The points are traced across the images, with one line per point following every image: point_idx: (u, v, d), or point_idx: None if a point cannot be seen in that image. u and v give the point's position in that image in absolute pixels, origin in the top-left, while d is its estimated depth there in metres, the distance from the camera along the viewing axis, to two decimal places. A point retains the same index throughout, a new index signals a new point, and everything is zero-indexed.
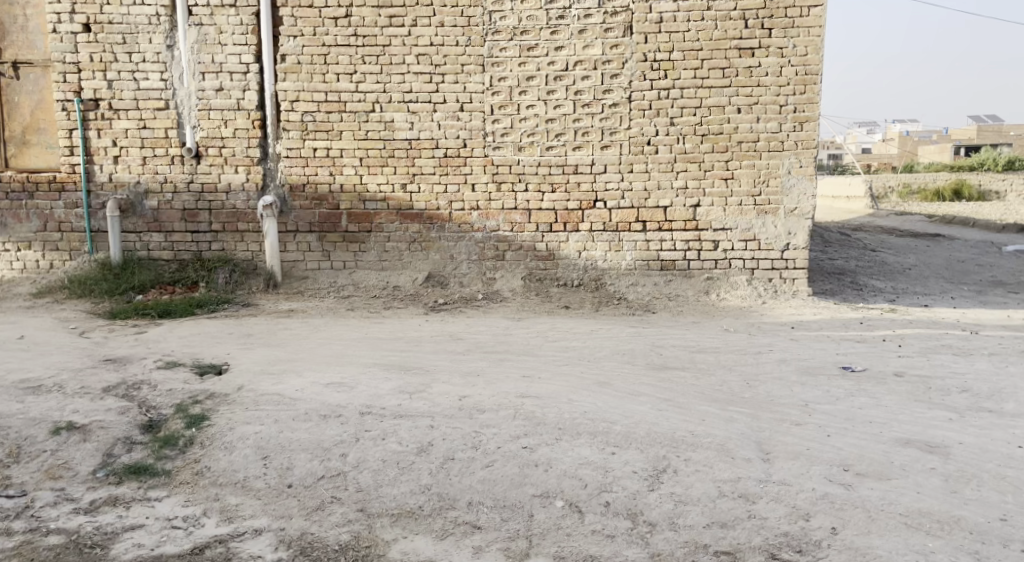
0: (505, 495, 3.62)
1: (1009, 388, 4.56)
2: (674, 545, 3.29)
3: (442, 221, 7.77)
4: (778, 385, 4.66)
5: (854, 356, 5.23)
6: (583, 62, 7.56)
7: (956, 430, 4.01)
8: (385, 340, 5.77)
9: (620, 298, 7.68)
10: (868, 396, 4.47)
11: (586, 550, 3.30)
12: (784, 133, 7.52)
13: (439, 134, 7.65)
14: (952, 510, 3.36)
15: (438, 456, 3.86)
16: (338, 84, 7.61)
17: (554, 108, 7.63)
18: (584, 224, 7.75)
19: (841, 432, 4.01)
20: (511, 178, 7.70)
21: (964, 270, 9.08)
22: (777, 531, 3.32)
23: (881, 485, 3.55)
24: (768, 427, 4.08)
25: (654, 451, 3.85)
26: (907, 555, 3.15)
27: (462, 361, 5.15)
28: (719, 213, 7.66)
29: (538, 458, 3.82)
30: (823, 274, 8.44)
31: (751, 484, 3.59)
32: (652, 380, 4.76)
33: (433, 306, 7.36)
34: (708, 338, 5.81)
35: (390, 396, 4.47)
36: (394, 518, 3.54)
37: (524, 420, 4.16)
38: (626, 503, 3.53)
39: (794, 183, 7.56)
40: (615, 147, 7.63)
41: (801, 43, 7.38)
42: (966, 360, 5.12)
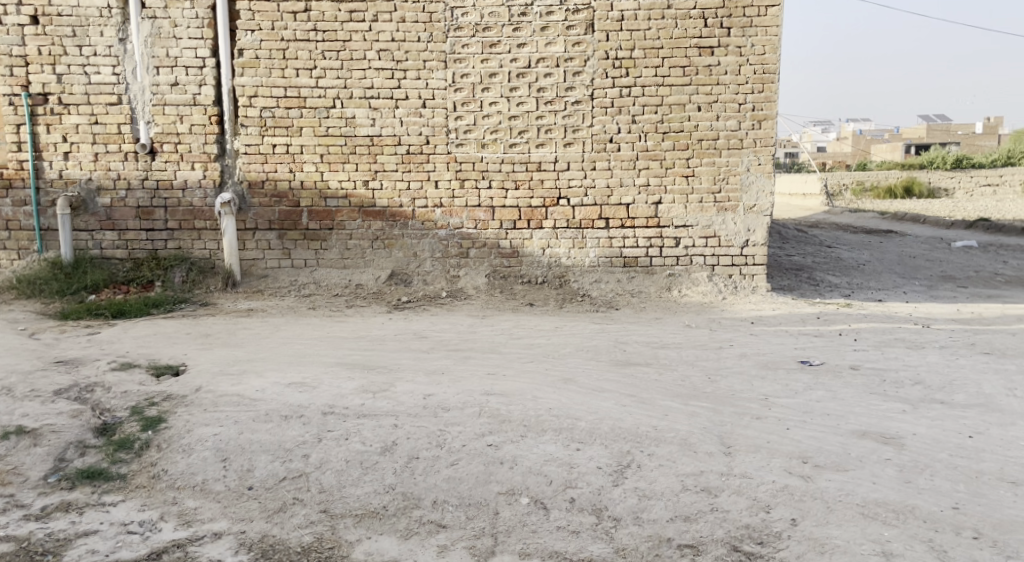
0: (470, 494, 3.61)
1: (960, 379, 4.70)
2: (639, 540, 3.32)
3: (405, 218, 7.72)
4: (739, 380, 4.74)
5: (812, 350, 5.34)
6: (545, 59, 7.59)
7: (910, 422, 4.12)
8: (348, 339, 5.72)
9: (584, 295, 7.73)
10: (825, 389, 4.56)
11: (551, 546, 3.32)
12: (743, 131, 7.63)
13: (401, 130, 7.60)
14: (907, 499, 3.45)
15: (402, 456, 3.84)
16: (297, 80, 7.51)
17: (517, 105, 7.64)
18: (548, 221, 7.78)
19: (799, 424, 4.10)
20: (474, 175, 7.69)
21: (915, 266, 9.32)
22: (739, 523, 3.37)
23: (839, 476, 3.63)
24: (729, 421, 4.14)
25: (617, 447, 3.89)
26: (864, 544, 3.22)
27: (426, 359, 5.13)
28: (680, 210, 7.74)
29: (503, 455, 3.82)
30: (782, 270, 8.58)
31: (712, 478, 3.64)
32: (615, 376, 4.80)
33: (397, 304, 7.36)
34: (670, 334, 5.88)
35: (352, 395, 4.43)
36: (357, 518, 3.51)
37: (488, 417, 4.16)
38: (591, 498, 3.55)
39: (752, 180, 7.67)
40: (578, 144, 7.67)
41: (759, 42, 7.49)
42: (918, 353, 5.26)
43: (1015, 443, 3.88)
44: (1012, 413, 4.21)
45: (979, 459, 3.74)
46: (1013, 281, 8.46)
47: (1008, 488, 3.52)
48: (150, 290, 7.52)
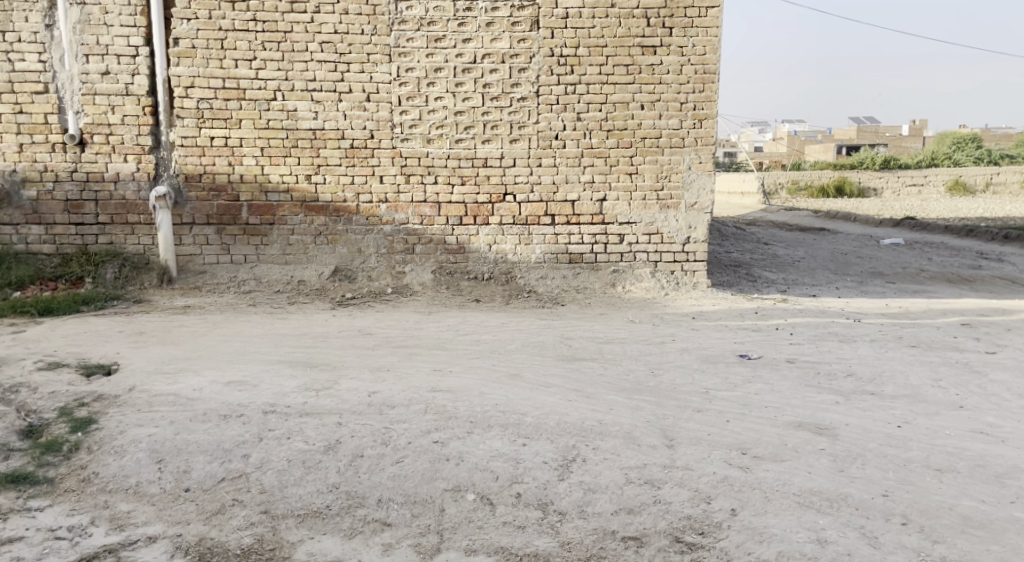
0: (416, 491, 3.59)
1: (889, 371, 4.90)
2: (584, 533, 3.36)
3: (349, 213, 7.62)
4: (680, 373, 4.84)
5: (750, 344, 5.48)
6: (491, 54, 7.59)
7: (842, 412, 4.28)
8: (290, 336, 5.62)
9: (530, 291, 7.76)
10: (763, 382, 4.70)
11: (497, 542, 3.33)
12: (685, 130, 7.76)
13: (345, 124, 7.49)
14: (839, 487, 3.58)
15: (346, 454, 3.80)
16: (236, 71, 7.34)
17: (463, 100, 7.62)
18: (494, 217, 7.78)
19: (739, 417, 4.20)
20: (420, 170, 7.65)
21: (847, 262, 9.65)
22: (680, 514, 3.44)
23: (776, 466, 3.74)
24: (672, 414, 4.23)
25: (563, 441, 3.92)
26: (799, 532, 3.33)
27: (370, 356, 5.08)
28: (624, 207, 7.83)
29: (449, 452, 3.81)
30: (721, 267, 8.77)
31: (655, 470, 3.71)
32: (561, 371, 4.84)
33: (342, 302, 7.26)
34: (615, 329, 5.96)
35: (295, 393, 4.35)
36: (299, 518, 3.46)
37: (434, 414, 4.14)
38: (537, 493, 3.58)
39: (694, 178, 7.81)
40: (524, 140, 7.69)
41: (700, 43, 7.63)
42: (851, 346, 5.46)
43: (942, 432, 4.06)
44: (938, 403, 4.41)
45: (907, 447, 3.90)
46: (935, 276, 8.82)
47: (935, 475, 3.67)
48: (81, 287, 7.24)
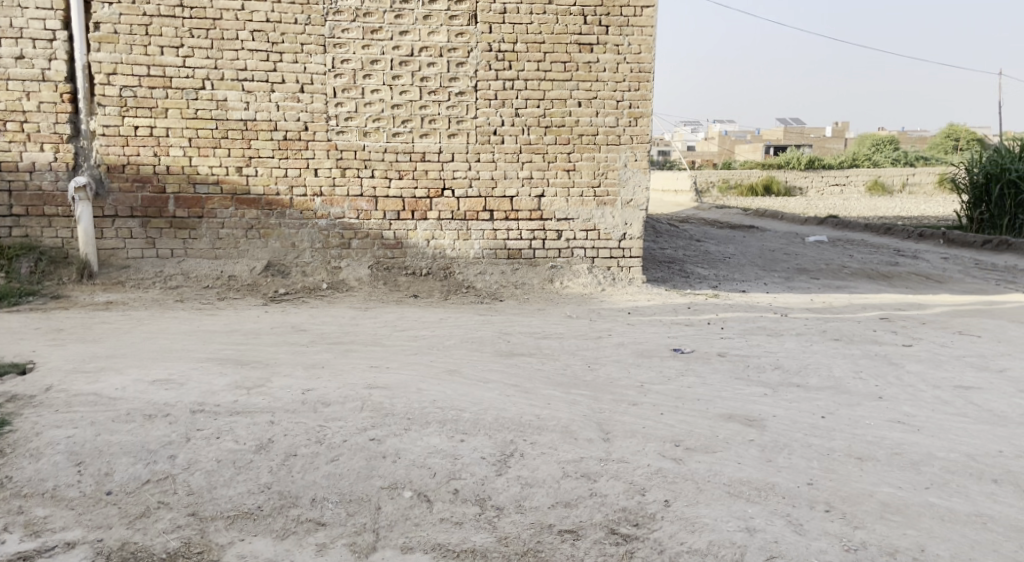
0: (351, 489, 3.54)
1: (814, 364, 5.08)
2: (521, 528, 3.38)
3: (282, 207, 7.50)
4: (616, 367, 4.91)
5: (683, 339, 5.60)
6: (428, 48, 7.57)
7: (770, 404, 4.42)
8: (220, 333, 5.45)
9: (468, 287, 7.75)
10: (696, 375, 4.81)
11: (434, 539, 3.30)
12: (621, 128, 7.86)
13: (278, 115, 7.38)
14: (767, 477, 3.70)
15: (279, 453, 3.72)
16: (162, 58, 7.17)
17: (400, 94, 7.58)
18: (432, 212, 7.74)
19: (673, 409, 4.29)
20: (356, 163, 7.56)
21: (774, 259, 9.98)
22: (616, 507, 3.49)
23: (707, 457, 3.83)
24: (608, 408, 4.29)
25: (501, 436, 3.93)
26: (730, 521, 3.41)
27: (304, 353, 4.98)
28: (562, 203, 7.88)
29: (386, 449, 3.77)
30: (656, 263, 8.99)
31: (592, 463, 3.75)
32: (499, 366, 4.85)
33: (274, 298, 7.28)
34: (552, 325, 6.00)
35: (225, 391, 4.24)
36: (229, 520, 3.36)
37: (371, 411, 4.09)
38: (474, 489, 3.57)
39: (629, 175, 7.91)
40: (462, 135, 7.67)
41: (635, 42, 7.74)
42: (779, 339, 5.64)
43: (862, 422, 4.24)
44: (859, 394, 4.60)
45: (830, 437, 4.05)
46: (857, 273, 9.17)
47: (856, 463, 3.83)
48: None
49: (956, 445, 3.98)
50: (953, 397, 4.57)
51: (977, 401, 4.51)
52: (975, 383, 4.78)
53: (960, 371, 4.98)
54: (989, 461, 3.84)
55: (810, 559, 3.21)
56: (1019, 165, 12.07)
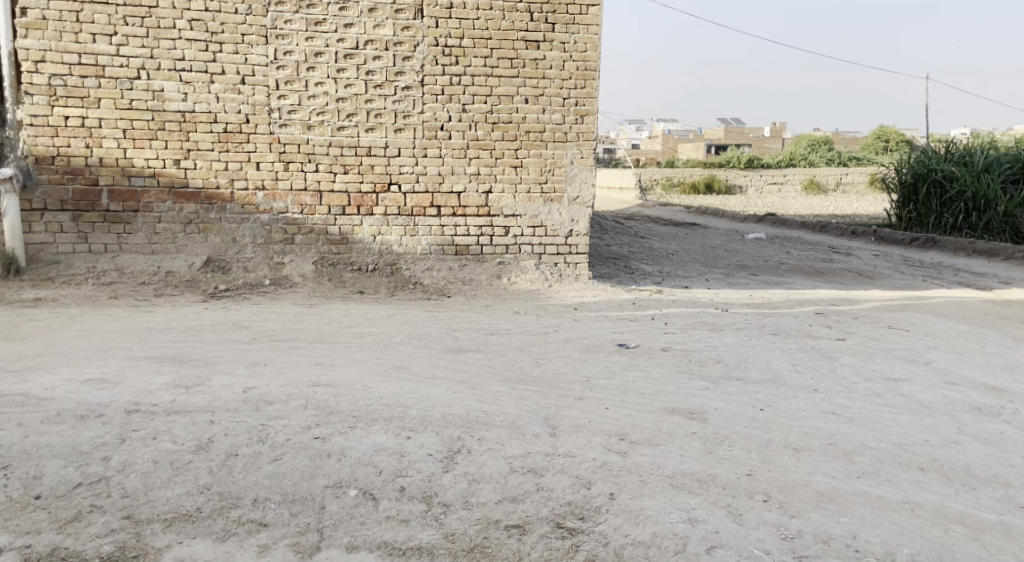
0: (295, 489, 3.48)
1: (753, 357, 5.21)
2: (468, 524, 3.36)
3: (222, 201, 7.51)
4: (563, 363, 4.96)
5: (628, 334, 5.69)
6: (373, 41, 7.65)
7: (711, 397, 4.51)
8: (157, 332, 5.32)
9: (415, 283, 7.77)
10: (640, 369, 4.89)
11: (380, 537, 3.26)
12: (567, 125, 8.03)
13: (218, 107, 7.38)
14: (709, 469, 3.77)
15: (219, 454, 3.64)
16: (94, 46, 7.14)
17: (345, 87, 7.63)
18: (378, 208, 7.82)
19: (618, 403, 4.35)
20: (300, 157, 7.61)
21: (716, 256, 10.24)
22: (562, 501, 3.51)
23: (651, 450, 3.89)
24: (555, 403, 4.33)
25: (449, 433, 3.92)
26: (673, 513, 3.46)
27: (246, 351, 4.88)
28: (509, 200, 8.02)
29: (330, 448, 3.72)
30: (603, 259, 9.23)
31: (538, 458, 3.77)
32: (446, 363, 4.84)
33: (214, 294, 7.15)
34: (500, 321, 6.02)
35: (162, 391, 4.14)
36: (167, 523, 3.26)
37: (316, 409, 4.03)
38: (421, 486, 3.55)
39: (576, 172, 8.06)
40: (408, 130, 7.76)
41: (581, 40, 7.92)
42: (719, 334, 5.76)
43: (799, 414, 4.36)
44: (795, 386, 4.73)
45: (769, 429, 4.16)
46: (794, 269, 9.41)
47: (792, 454, 3.94)
48: None
49: (887, 436, 4.13)
50: (883, 389, 4.75)
51: (906, 393, 4.70)
52: (903, 375, 4.99)
53: (890, 364, 5.18)
54: (916, 450, 4.00)
55: (750, 548, 3.27)
56: (945, 166, 12.67)
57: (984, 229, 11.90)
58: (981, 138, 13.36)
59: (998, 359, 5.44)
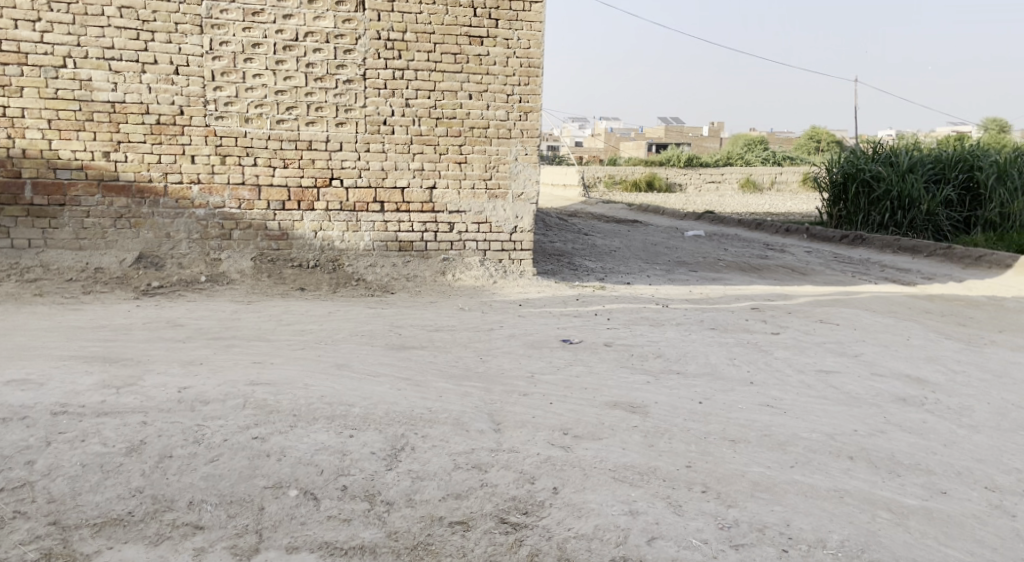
0: (233, 491, 3.39)
1: (693, 351, 5.33)
2: (411, 521, 3.32)
3: (155, 195, 7.48)
4: (508, 359, 5.02)
5: (571, 330, 5.77)
6: (313, 33, 7.69)
7: (652, 391, 4.60)
8: (87, 332, 5.23)
9: (358, 279, 7.89)
10: (583, 364, 4.97)
11: (321, 537, 3.20)
12: (511, 121, 8.20)
13: (150, 98, 7.35)
14: (650, 461, 3.83)
15: (152, 456, 3.53)
16: (17, 32, 7.06)
17: (284, 79, 7.66)
18: (319, 203, 7.86)
19: (561, 399, 4.41)
20: (238, 150, 7.62)
21: (657, 252, 10.44)
22: (506, 496, 3.51)
23: (594, 444, 3.94)
24: (499, 399, 4.36)
25: (392, 430, 3.89)
26: (615, 505, 3.48)
27: (181, 349, 4.79)
28: (453, 196, 8.15)
29: (270, 448, 3.65)
30: (546, 256, 9.40)
31: (482, 454, 3.77)
32: (391, 359, 4.84)
33: (147, 292, 7.23)
34: (444, 318, 6.07)
35: (91, 392, 4.02)
36: (96, 528, 3.14)
37: (254, 409, 3.96)
38: (363, 485, 3.50)
39: (520, 168, 8.25)
40: (350, 124, 7.83)
41: (524, 36, 8.09)
42: (659, 329, 5.88)
43: (736, 407, 4.47)
44: (732, 379, 4.86)
45: (707, 422, 4.25)
46: (731, 265, 9.62)
47: (729, 445, 4.03)
48: None
49: (819, 426, 4.26)
50: (815, 381, 4.91)
51: (836, 384, 4.86)
52: (834, 367, 5.16)
53: (821, 357, 5.35)
54: (846, 440, 4.14)
55: (688, 538, 3.31)
56: (872, 166, 13.03)
57: (909, 226, 12.47)
58: (906, 137, 13.81)
59: (922, 351, 5.66)
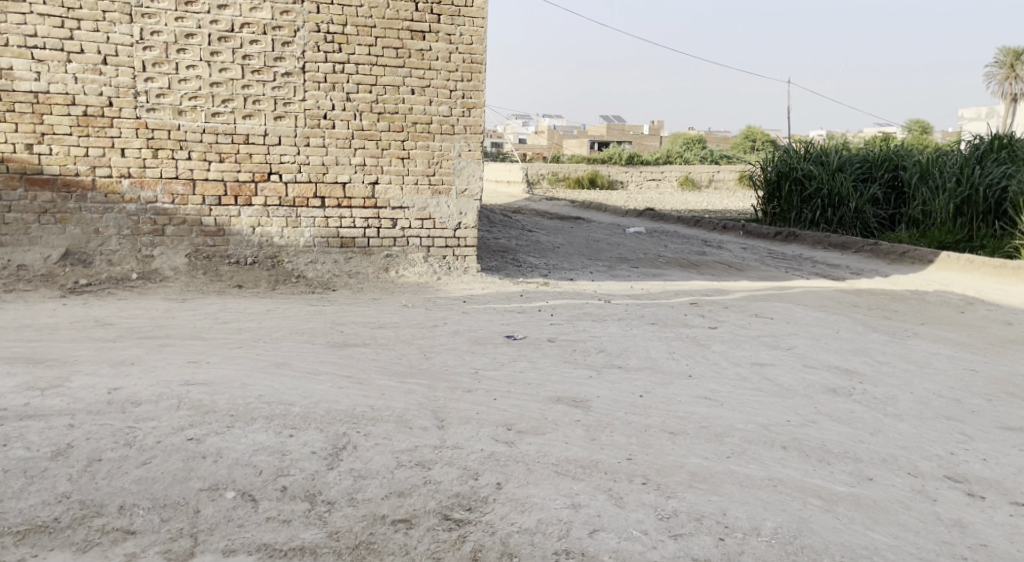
0: (166, 494, 3.28)
1: (634, 346, 5.41)
2: (353, 521, 3.26)
3: (82, 189, 7.33)
4: (451, 355, 5.02)
5: (514, 326, 5.81)
6: (250, 24, 7.60)
7: (595, 385, 4.66)
8: (10, 331, 5.07)
9: (299, 276, 7.81)
10: (526, 360, 5.01)
11: (260, 540, 3.11)
12: (454, 117, 8.21)
13: (75, 88, 7.22)
14: (592, 455, 3.86)
15: (80, 459, 3.41)
16: None
17: (219, 71, 7.56)
18: (257, 198, 7.79)
19: (505, 394, 4.43)
20: (171, 144, 7.51)
21: (600, 248, 10.57)
22: (450, 493, 3.48)
23: (537, 439, 3.95)
24: (443, 396, 4.35)
25: (334, 429, 3.84)
26: (557, 499, 3.50)
27: (110, 349, 4.66)
28: (396, 192, 8.13)
29: (205, 449, 3.57)
30: (491, 252, 9.42)
31: (426, 451, 3.75)
32: (331, 358, 4.80)
33: (73, 290, 7.04)
34: (387, 314, 6.04)
35: (14, 394, 3.88)
36: (20, 536, 3.00)
37: (189, 410, 3.87)
38: (303, 485, 3.43)
39: (463, 164, 8.26)
40: (289, 118, 7.77)
41: (466, 31, 8.11)
42: (601, 324, 5.96)
43: (674, 399, 4.55)
44: (671, 372, 4.95)
45: (647, 414, 4.32)
46: (671, 262, 9.77)
47: (669, 437, 4.10)
48: None
49: (754, 417, 4.37)
50: (749, 373, 5.03)
51: (770, 376, 4.99)
52: (768, 360, 5.30)
53: (756, 350, 5.49)
54: (780, 430, 4.25)
55: (629, 529, 3.33)
56: (804, 165, 13.49)
57: (839, 223, 12.87)
58: (837, 138, 14.30)
59: (850, 343, 5.85)
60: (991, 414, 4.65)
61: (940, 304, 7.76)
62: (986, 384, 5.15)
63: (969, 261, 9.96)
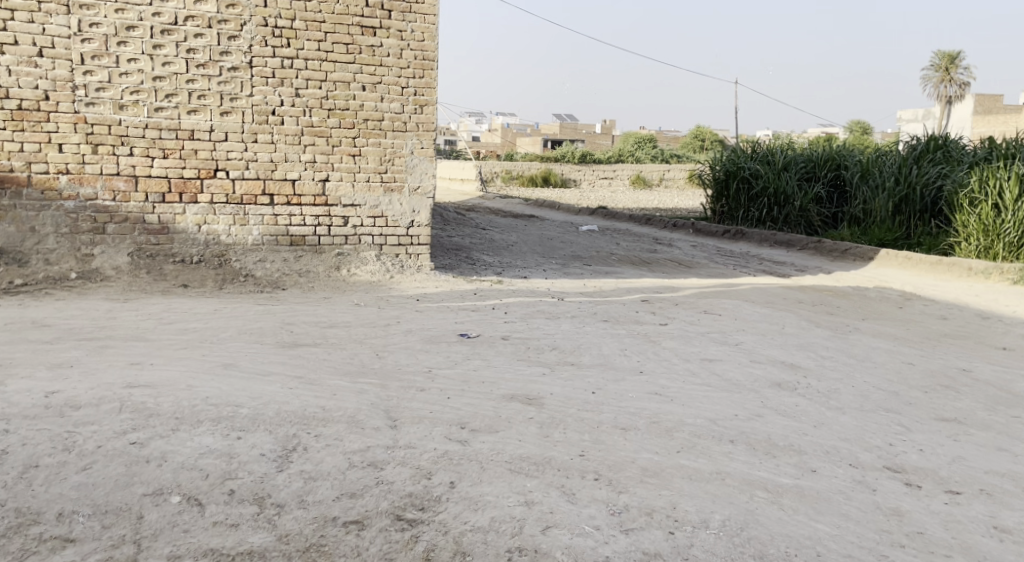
0: (108, 500, 3.18)
1: (587, 343, 5.45)
2: (303, 523, 3.20)
3: (17, 185, 7.12)
4: (405, 354, 4.99)
5: (468, 324, 5.80)
6: (194, 17, 7.45)
7: (548, 382, 4.67)
8: None
9: (247, 274, 7.64)
10: (480, 358, 5.00)
11: (206, 544, 3.02)
12: (406, 115, 8.14)
13: (9, 81, 7.02)
14: (545, 452, 3.87)
15: (17, 465, 3.29)
16: None
17: (162, 65, 7.40)
18: (203, 195, 7.62)
19: (459, 393, 4.41)
20: (111, 139, 7.32)
21: (553, 247, 10.61)
22: (402, 493, 3.44)
23: (490, 437, 3.94)
24: (397, 395, 4.31)
25: (284, 431, 3.78)
26: (510, 496, 3.49)
27: (49, 352, 4.52)
28: (348, 189, 8.02)
29: (149, 453, 3.47)
30: (444, 250, 9.37)
31: (379, 452, 3.70)
32: (282, 358, 4.72)
33: (8, 290, 6.79)
34: (338, 313, 5.96)
35: None
36: None
37: (132, 413, 3.77)
38: (252, 488, 3.36)
39: (416, 162, 8.19)
40: (236, 113, 7.63)
41: (418, 28, 8.06)
42: (554, 322, 5.99)
43: (626, 396, 4.60)
44: (623, 369, 5.00)
45: (599, 411, 4.34)
46: (622, 259, 9.84)
47: (620, 433, 4.13)
48: None
49: (703, 412, 4.43)
50: (699, 368, 5.11)
51: (718, 371, 5.07)
52: (716, 355, 5.38)
53: (704, 346, 5.57)
54: (727, 424, 4.32)
55: (581, 525, 3.34)
56: (750, 164, 13.79)
57: (783, 221, 13.18)
58: (781, 138, 14.63)
59: (794, 339, 5.98)
60: (927, 407, 4.80)
61: (878, 300, 7.98)
62: (922, 377, 5.31)
63: (907, 257, 10.36)
